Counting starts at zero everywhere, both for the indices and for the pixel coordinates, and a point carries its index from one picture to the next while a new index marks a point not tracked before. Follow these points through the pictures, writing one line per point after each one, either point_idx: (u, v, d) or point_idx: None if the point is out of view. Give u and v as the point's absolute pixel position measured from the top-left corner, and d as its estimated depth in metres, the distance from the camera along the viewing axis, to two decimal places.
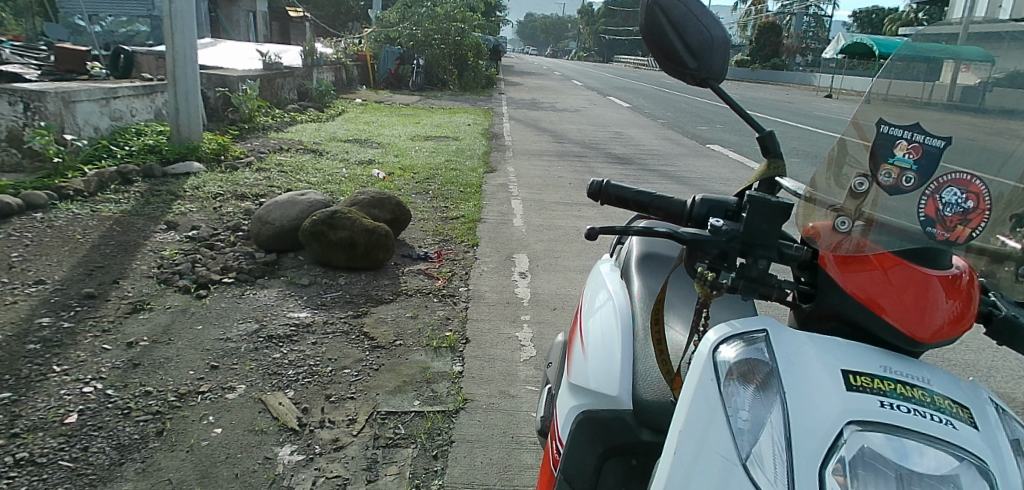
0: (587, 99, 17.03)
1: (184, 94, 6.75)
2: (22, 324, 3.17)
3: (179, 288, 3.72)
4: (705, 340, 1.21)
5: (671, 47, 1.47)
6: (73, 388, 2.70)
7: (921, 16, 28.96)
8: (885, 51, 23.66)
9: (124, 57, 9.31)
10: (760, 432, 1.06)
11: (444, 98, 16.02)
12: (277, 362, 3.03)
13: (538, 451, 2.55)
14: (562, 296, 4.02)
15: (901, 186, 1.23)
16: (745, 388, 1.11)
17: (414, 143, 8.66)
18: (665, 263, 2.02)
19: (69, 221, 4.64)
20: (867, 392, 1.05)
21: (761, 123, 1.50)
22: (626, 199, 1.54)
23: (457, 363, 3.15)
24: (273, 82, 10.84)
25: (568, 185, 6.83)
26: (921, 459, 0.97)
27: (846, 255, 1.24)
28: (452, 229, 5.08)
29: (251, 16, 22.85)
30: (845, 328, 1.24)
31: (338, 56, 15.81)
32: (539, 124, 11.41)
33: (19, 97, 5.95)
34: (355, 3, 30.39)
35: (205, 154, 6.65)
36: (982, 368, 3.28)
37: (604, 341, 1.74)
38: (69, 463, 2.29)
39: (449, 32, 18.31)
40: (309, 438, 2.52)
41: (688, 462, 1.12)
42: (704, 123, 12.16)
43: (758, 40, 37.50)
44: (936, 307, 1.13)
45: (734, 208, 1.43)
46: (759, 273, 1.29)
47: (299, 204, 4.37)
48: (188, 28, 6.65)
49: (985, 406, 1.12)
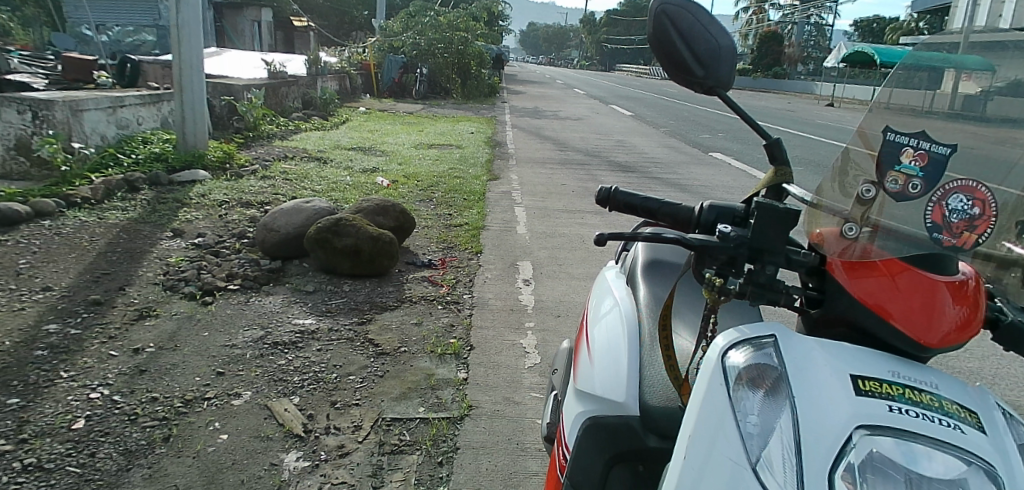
0: (590, 107, 17.08)
1: (191, 102, 6.79)
2: (30, 331, 3.18)
3: (184, 295, 3.74)
4: (714, 344, 1.23)
5: (681, 56, 1.48)
6: (79, 394, 2.72)
7: (923, 25, 28.97)
8: (884, 59, 23.79)
9: (130, 66, 9.37)
10: (769, 437, 1.07)
11: (448, 106, 16.07)
12: (282, 369, 3.04)
13: (543, 458, 2.55)
14: (565, 303, 4.03)
15: (907, 193, 1.24)
16: (753, 392, 1.12)
17: (418, 151, 8.70)
18: (671, 270, 2.02)
19: (76, 228, 4.66)
20: (876, 397, 1.06)
21: (767, 131, 1.50)
22: (634, 206, 1.56)
23: (462, 370, 3.16)
24: (277, 91, 10.90)
25: (571, 193, 6.85)
26: (930, 464, 0.98)
27: (852, 261, 1.25)
28: (456, 236, 5.10)
29: (257, 25, 22.96)
30: (853, 334, 1.25)
31: (342, 66, 15.87)
32: (541, 133, 11.45)
33: (28, 106, 6.00)
34: (359, 13, 30.57)
35: (211, 163, 6.66)
36: (986, 375, 3.28)
37: (609, 347, 1.74)
38: (77, 469, 2.30)
39: (453, 41, 18.37)
40: (314, 444, 2.53)
41: (698, 465, 1.13)
42: (707, 132, 12.20)
43: (758, 51, 37.79)
44: (944, 313, 1.14)
45: (741, 214, 1.45)
46: (766, 279, 1.31)
47: (304, 212, 4.40)
48: (196, 37, 6.70)
49: (993, 411, 1.13)
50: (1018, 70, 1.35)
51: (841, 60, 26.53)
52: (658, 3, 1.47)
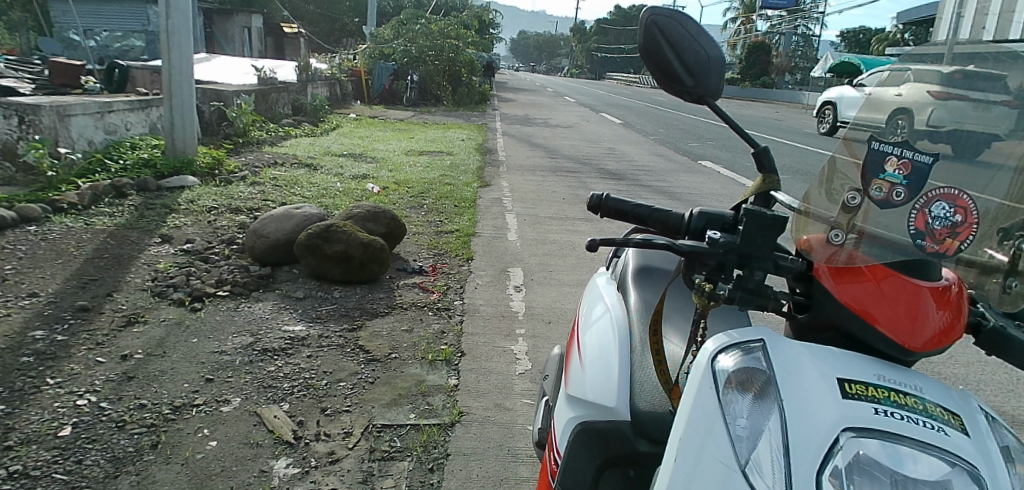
0: (581, 115, 17.14)
1: (179, 109, 6.79)
2: (15, 338, 3.15)
3: (173, 301, 3.72)
4: (704, 348, 1.25)
5: (669, 64, 1.51)
6: (67, 401, 2.70)
7: (909, 37, 29.36)
8: (868, 69, 24.09)
9: (119, 71, 9.30)
10: (758, 440, 1.09)
11: (438, 113, 16.07)
12: (271, 376, 3.03)
13: (534, 464, 2.56)
14: (556, 310, 4.04)
15: (891, 201, 1.27)
16: (743, 395, 1.14)
17: (409, 158, 8.70)
18: (663, 275, 2.04)
19: (62, 234, 4.63)
20: (862, 399, 1.08)
21: (756, 140, 1.53)
22: (625, 213, 1.59)
23: (453, 377, 3.16)
24: (267, 97, 10.89)
25: (561, 200, 6.87)
26: (915, 465, 1.00)
27: (839, 267, 1.27)
28: (447, 243, 5.11)
29: (247, 31, 22.93)
30: (840, 338, 1.28)
31: (332, 72, 15.84)
32: (532, 140, 11.48)
33: (13, 111, 6.01)
34: (349, 20, 30.72)
35: (200, 169, 6.62)
36: (971, 381, 3.32)
37: (602, 353, 1.75)
38: (63, 476, 2.29)
39: (444, 49, 18.42)
40: (304, 451, 2.52)
41: (689, 469, 1.15)
42: (696, 140, 12.28)
43: (747, 60, 38.25)
44: (927, 318, 1.17)
45: (731, 220, 1.49)
46: (755, 285, 1.34)
47: (293, 218, 4.39)
48: (186, 44, 6.67)
49: (976, 415, 1.15)
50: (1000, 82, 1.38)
51: (829, 69, 26.77)
52: (649, 14, 1.52)
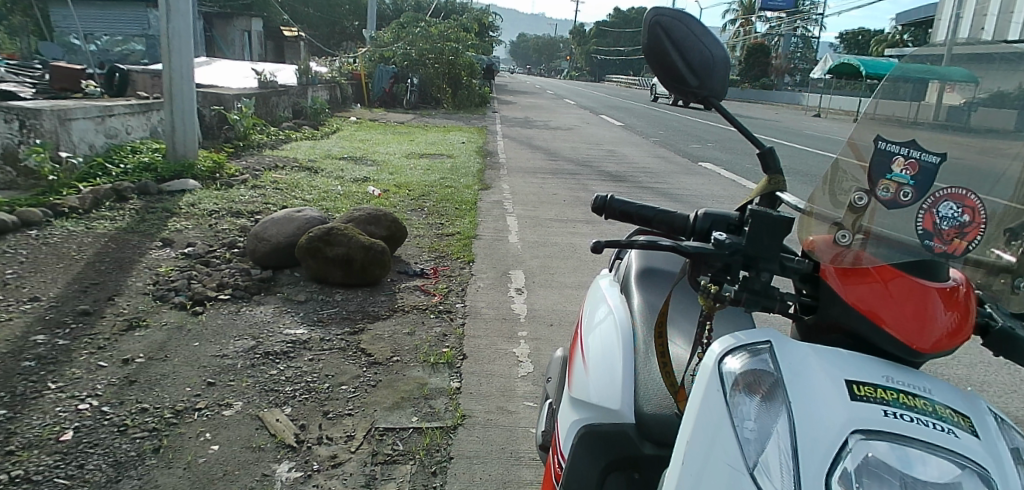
0: (580, 117, 17.12)
1: (180, 112, 6.78)
2: (16, 342, 3.14)
3: (174, 305, 3.71)
4: (711, 351, 1.24)
5: (673, 65, 1.51)
6: (68, 405, 2.69)
7: (910, 38, 29.25)
8: (870, 71, 24.02)
9: (119, 75, 9.28)
10: (766, 442, 1.08)
11: (439, 116, 16.05)
12: (273, 379, 3.03)
13: (537, 468, 2.55)
14: (558, 312, 4.04)
15: (899, 201, 1.26)
16: (750, 398, 1.13)
17: (409, 161, 8.68)
18: (666, 278, 2.05)
19: (63, 238, 4.62)
20: (871, 401, 1.08)
21: (761, 140, 1.52)
22: (630, 214, 1.58)
23: (455, 379, 3.15)
24: (267, 100, 10.90)
25: (561, 202, 6.86)
26: (925, 468, 0.99)
27: (846, 267, 1.26)
28: (448, 246, 5.10)
29: (247, 35, 22.95)
30: (847, 339, 1.27)
31: (332, 75, 15.82)
32: (532, 142, 11.47)
33: (15, 115, 6.03)
34: (349, 23, 30.80)
35: (201, 172, 6.60)
36: (975, 382, 3.31)
37: (605, 355, 1.75)
38: (64, 481, 2.28)
39: (443, 51, 18.32)
40: (306, 454, 2.51)
41: (697, 471, 1.14)
42: (698, 142, 12.27)
43: (747, 62, 38.18)
44: (935, 319, 1.16)
45: (736, 221, 1.48)
46: (761, 286, 1.33)
47: (294, 221, 4.38)
48: (186, 48, 6.66)
49: (985, 416, 1.15)
50: (1002, 82, 1.37)
51: (830, 70, 26.69)
52: (652, 14, 1.52)
